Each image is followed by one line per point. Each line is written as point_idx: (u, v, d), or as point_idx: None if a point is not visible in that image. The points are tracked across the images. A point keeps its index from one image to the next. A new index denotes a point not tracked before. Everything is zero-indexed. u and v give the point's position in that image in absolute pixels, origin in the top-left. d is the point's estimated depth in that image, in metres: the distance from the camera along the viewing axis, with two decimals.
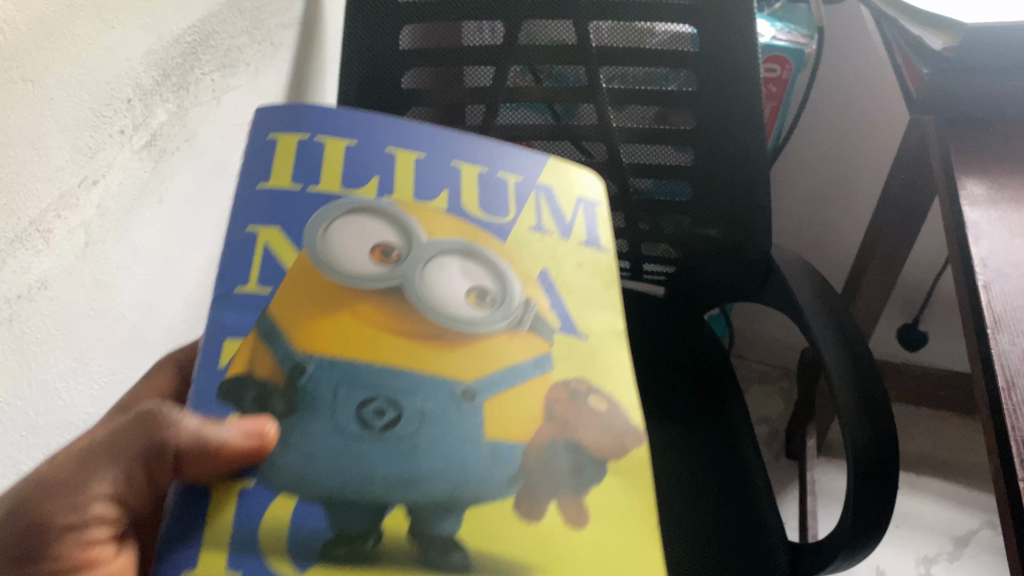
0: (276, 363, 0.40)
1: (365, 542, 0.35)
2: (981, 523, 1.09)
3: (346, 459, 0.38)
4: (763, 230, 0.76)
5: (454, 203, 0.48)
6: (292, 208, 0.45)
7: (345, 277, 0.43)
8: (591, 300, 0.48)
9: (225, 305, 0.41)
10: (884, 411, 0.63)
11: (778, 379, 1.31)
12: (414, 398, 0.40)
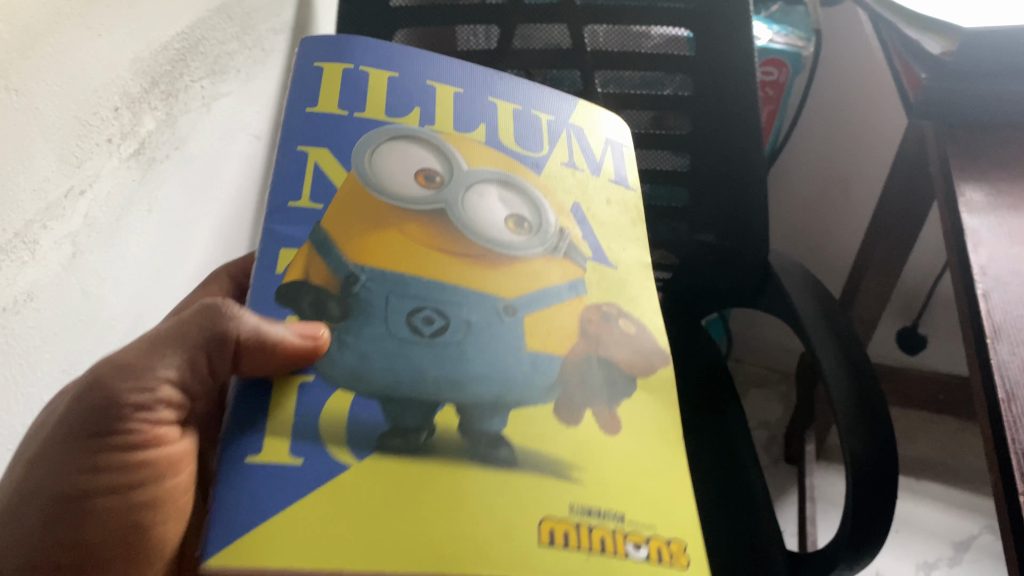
0: (330, 273, 0.42)
1: (420, 433, 0.38)
2: (981, 527, 1.08)
3: (398, 361, 0.40)
4: (760, 235, 0.75)
5: (492, 135, 0.50)
6: (338, 131, 0.46)
7: (393, 197, 0.45)
8: (621, 233, 0.51)
9: (279, 216, 0.43)
10: (883, 419, 0.62)
11: (778, 383, 1.31)
12: (460, 310, 0.42)
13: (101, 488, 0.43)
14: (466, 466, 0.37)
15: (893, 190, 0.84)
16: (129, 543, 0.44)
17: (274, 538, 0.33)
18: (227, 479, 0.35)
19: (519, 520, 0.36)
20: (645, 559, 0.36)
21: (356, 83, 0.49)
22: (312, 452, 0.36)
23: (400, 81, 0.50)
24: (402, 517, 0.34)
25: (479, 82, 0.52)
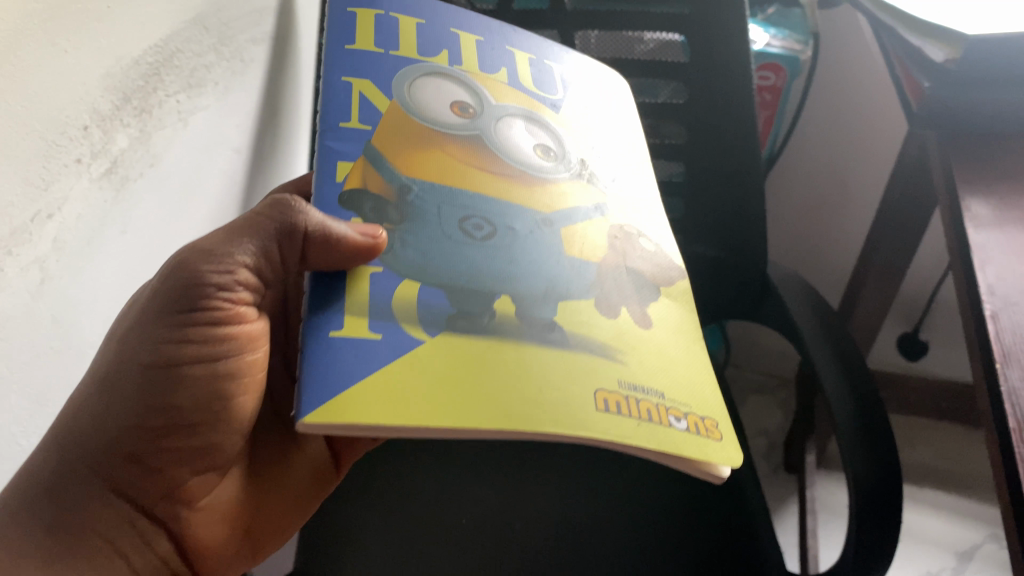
0: (386, 183, 0.46)
1: (483, 318, 0.42)
2: (985, 536, 1.06)
3: (456, 258, 0.44)
4: (757, 246, 0.72)
5: (513, 79, 0.55)
6: (377, 66, 0.51)
7: (435, 121, 0.49)
8: (630, 168, 0.57)
9: (331, 135, 0.47)
10: (886, 439, 0.59)
11: (777, 390, 1.29)
12: (505, 220, 0.47)
13: (187, 360, 0.45)
14: (523, 349, 0.41)
15: (894, 198, 0.82)
16: (212, 412, 0.47)
17: (367, 399, 0.36)
18: (315, 348, 0.37)
19: (578, 390, 0.40)
20: (685, 428, 0.41)
21: (388, 33, 0.54)
22: (389, 331, 0.39)
23: (429, 32, 0.55)
24: (473, 387, 0.38)
25: (501, 38, 0.58)
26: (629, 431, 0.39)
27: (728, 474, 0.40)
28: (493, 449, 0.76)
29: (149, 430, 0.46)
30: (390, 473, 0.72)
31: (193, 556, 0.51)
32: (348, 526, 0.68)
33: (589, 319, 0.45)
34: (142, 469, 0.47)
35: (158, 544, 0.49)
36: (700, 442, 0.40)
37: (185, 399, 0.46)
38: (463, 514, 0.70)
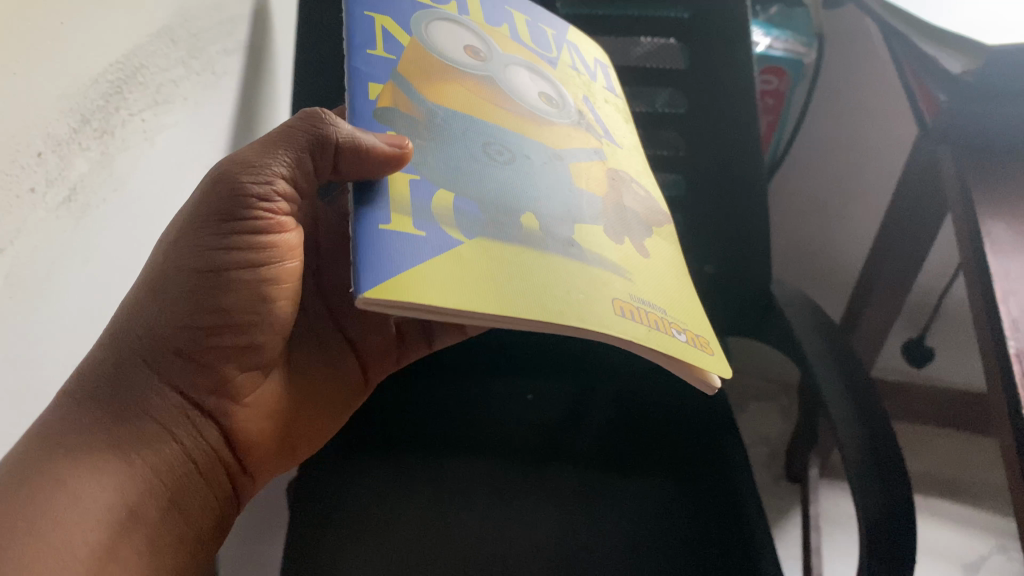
0: (414, 107, 0.44)
1: (511, 227, 0.41)
2: (992, 547, 1.03)
3: (482, 177, 0.43)
4: (760, 262, 0.69)
5: (514, 33, 0.54)
6: (394, 6, 0.50)
7: (451, 61, 0.48)
8: (618, 124, 0.56)
9: (359, 58, 0.45)
10: (897, 470, 0.55)
11: (778, 396, 1.26)
12: (523, 150, 0.46)
13: (234, 264, 0.45)
14: (551, 258, 0.40)
15: (902, 207, 0.79)
16: (260, 311, 0.47)
17: (422, 279, 0.35)
18: (368, 234, 0.36)
19: (596, 293, 0.40)
20: (685, 340, 0.42)
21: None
22: (432, 226, 0.38)
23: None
24: (509, 281, 0.37)
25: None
26: (644, 334, 0.39)
27: (721, 384, 0.42)
28: (486, 474, 0.71)
29: (201, 329, 0.46)
30: (374, 502, 0.67)
31: (241, 452, 0.52)
32: (334, 555, 0.63)
33: (602, 242, 0.44)
34: (195, 365, 0.47)
35: (212, 439, 0.49)
36: (699, 353, 0.41)
37: (237, 299, 0.46)
38: (453, 545, 0.65)
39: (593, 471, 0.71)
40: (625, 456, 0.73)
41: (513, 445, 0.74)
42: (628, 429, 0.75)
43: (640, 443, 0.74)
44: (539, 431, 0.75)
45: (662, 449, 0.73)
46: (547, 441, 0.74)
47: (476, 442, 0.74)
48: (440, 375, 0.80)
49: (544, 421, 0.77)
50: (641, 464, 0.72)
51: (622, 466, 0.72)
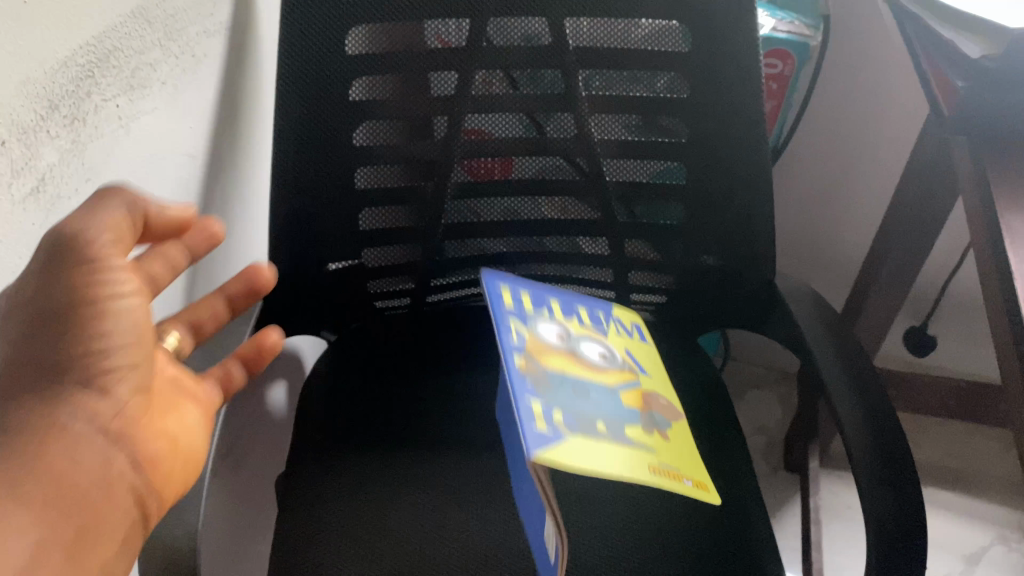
0: (557, 379, 0.48)
1: (613, 437, 0.46)
2: (993, 539, 1.03)
3: (590, 408, 0.47)
4: (764, 252, 0.65)
5: (584, 328, 0.56)
6: (524, 329, 0.51)
7: (560, 355, 0.51)
8: (656, 362, 0.59)
9: (512, 373, 0.46)
10: (907, 472, 0.53)
11: (775, 384, 1.24)
12: (622, 410, 0.50)
13: (66, 298, 0.41)
14: (634, 444, 0.47)
15: (909, 195, 0.77)
16: (117, 343, 0.43)
17: (566, 453, 0.41)
18: (531, 440, 0.41)
19: (662, 442, 0.49)
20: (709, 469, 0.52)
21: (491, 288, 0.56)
22: (558, 424, 0.43)
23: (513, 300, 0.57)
24: (616, 452, 0.44)
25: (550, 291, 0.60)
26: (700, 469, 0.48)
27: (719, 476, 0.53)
28: (478, 470, 0.67)
29: (58, 372, 0.42)
30: (363, 502, 0.65)
31: (153, 488, 0.47)
32: (322, 561, 0.60)
33: (641, 432, 0.48)
34: (53, 415, 0.42)
35: (99, 470, 0.43)
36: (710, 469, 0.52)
37: (114, 326, 0.43)
38: (445, 547, 0.62)
39: None
40: None
41: (507, 439, 0.70)
42: None
43: None
44: None
45: None
46: None
47: (469, 437, 0.70)
48: (430, 362, 0.75)
49: None
50: None
51: None
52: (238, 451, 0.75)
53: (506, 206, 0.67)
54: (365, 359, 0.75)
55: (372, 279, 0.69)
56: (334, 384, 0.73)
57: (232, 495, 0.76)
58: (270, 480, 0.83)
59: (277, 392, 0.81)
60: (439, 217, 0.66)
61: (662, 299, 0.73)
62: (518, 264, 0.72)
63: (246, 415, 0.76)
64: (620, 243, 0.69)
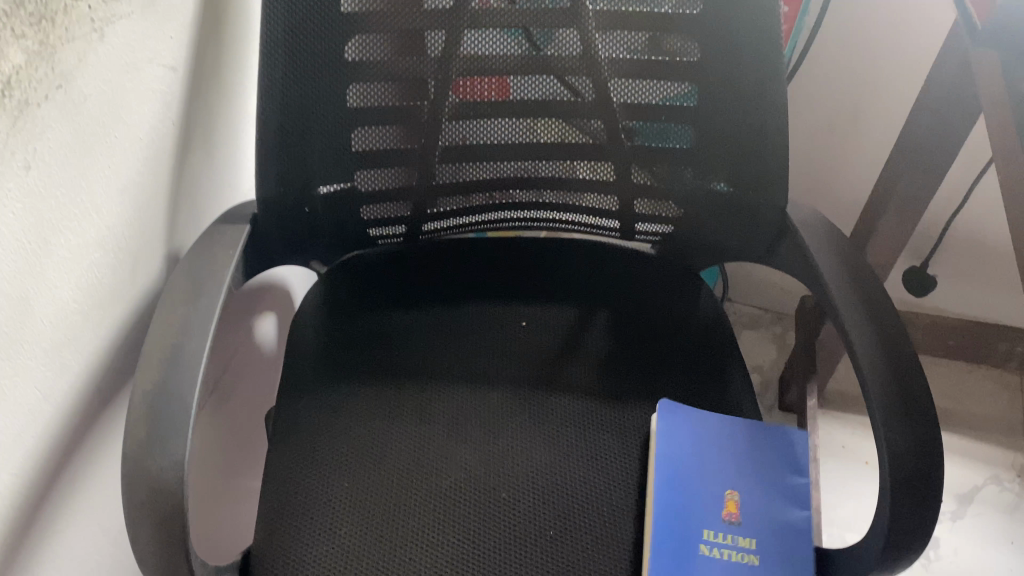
0: (730, 540, 0.62)
1: (714, 541, 0.62)
2: (986, 479, 1.05)
3: (712, 541, 0.62)
4: (776, 181, 0.62)
5: (747, 485, 0.65)
6: (766, 523, 0.63)
7: (735, 539, 0.62)
8: (689, 458, 0.64)
9: (762, 552, 0.61)
10: (924, 404, 0.52)
11: (771, 324, 1.23)
12: (709, 531, 0.62)
13: None
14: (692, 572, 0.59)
15: (926, 123, 0.74)
16: None
17: None
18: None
19: (697, 518, 0.62)
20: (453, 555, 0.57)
21: (799, 447, 0.67)
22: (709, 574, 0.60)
23: (787, 448, 0.67)
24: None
25: (741, 439, 0.65)
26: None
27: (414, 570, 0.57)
28: (477, 405, 0.65)
29: None
30: (359, 434, 0.63)
31: None
32: (316, 492, 0.60)
33: (696, 492, 0.63)
34: None
35: None
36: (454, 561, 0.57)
37: None
38: (441, 481, 0.61)
39: (593, 401, 0.66)
40: (628, 388, 0.67)
41: (506, 374, 0.67)
42: (629, 358, 0.69)
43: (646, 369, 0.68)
44: (536, 358, 0.69)
45: (670, 378, 0.68)
46: (544, 370, 0.68)
47: (470, 368, 0.68)
48: (424, 295, 0.72)
49: (540, 347, 0.69)
50: (645, 397, 0.66)
51: (624, 397, 0.66)
52: (227, 385, 0.73)
53: (506, 128, 0.63)
54: (358, 291, 0.72)
55: (366, 206, 0.65)
56: (325, 317, 0.70)
57: (223, 429, 0.74)
58: (260, 416, 0.81)
59: (268, 325, 0.78)
60: (436, 139, 0.62)
61: (666, 229, 0.70)
62: (517, 192, 0.68)
63: (235, 348, 0.73)
64: (624, 167, 0.65)
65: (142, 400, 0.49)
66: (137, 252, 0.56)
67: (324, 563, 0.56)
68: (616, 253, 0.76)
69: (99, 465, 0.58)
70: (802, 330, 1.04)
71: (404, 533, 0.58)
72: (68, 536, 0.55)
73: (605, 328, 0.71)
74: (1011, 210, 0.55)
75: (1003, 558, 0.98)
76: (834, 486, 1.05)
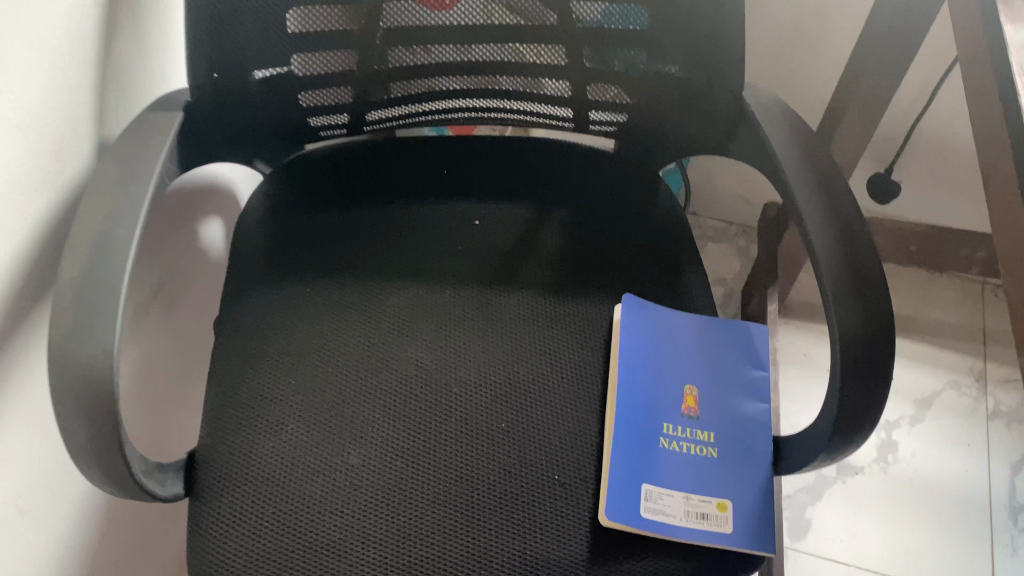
0: (690, 432, 0.61)
1: (672, 432, 0.61)
2: (945, 384, 1.10)
3: (671, 434, 0.61)
4: (733, 65, 0.60)
5: (708, 379, 0.64)
6: (727, 415, 0.62)
7: (695, 430, 0.61)
8: (649, 352, 0.63)
9: (723, 443, 0.60)
10: (877, 285, 0.51)
11: (735, 237, 1.22)
12: (669, 424, 0.61)
13: None
14: (648, 465, 0.59)
15: (887, 10, 0.72)
16: None
17: (656, 488, 0.58)
18: (657, 490, 0.58)
19: (654, 410, 0.61)
20: (410, 438, 0.57)
21: (760, 344, 0.66)
22: (666, 467, 0.59)
23: (748, 344, 0.66)
24: (639, 472, 0.58)
25: (699, 332, 0.65)
26: (499, 463, 0.57)
27: (372, 448, 0.57)
28: (427, 302, 0.64)
29: None
30: (306, 333, 0.62)
31: None
32: (263, 391, 0.59)
33: (655, 385, 0.62)
34: None
35: None
36: (413, 446, 0.57)
37: None
38: (391, 377, 0.60)
39: (546, 297, 0.65)
40: (581, 284, 0.66)
41: (457, 271, 0.66)
42: (585, 255, 0.67)
43: (607, 263, 0.67)
44: (488, 255, 0.67)
45: (627, 274, 0.66)
46: (496, 267, 0.66)
47: (422, 265, 0.66)
48: (371, 191, 0.70)
49: (494, 244, 0.67)
50: (598, 293, 0.65)
51: (578, 292, 0.65)
52: (173, 290, 0.71)
53: (455, 10, 0.59)
54: (305, 190, 0.69)
55: (304, 91, 0.62)
56: (270, 215, 0.68)
57: (170, 334, 0.72)
58: (207, 323, 0.79)
59: (213, 229, 0.76)
60: (378, 19, 0.58)
61: (621, 117, 0.68)
62: (466, 78, 0.65)
63: (179, 251, 0.70)
64: (577, 52, 0.62)
65: (66, 287, 0.47)
66: (61, 140, 0.54)
67: (271, 460, 0.56)
68: (572, 149, 0.74)
69: (31, 363, 0.56)
70: (764, 238, 1.03)
71: (353, 429, 0.57)
72: (6, 436, 0.54)
73: (561, 225, 0.69)
74: (967, 85, 0.54)
75: (958, 458, 1.04)
76: (795, 392, 1.07)
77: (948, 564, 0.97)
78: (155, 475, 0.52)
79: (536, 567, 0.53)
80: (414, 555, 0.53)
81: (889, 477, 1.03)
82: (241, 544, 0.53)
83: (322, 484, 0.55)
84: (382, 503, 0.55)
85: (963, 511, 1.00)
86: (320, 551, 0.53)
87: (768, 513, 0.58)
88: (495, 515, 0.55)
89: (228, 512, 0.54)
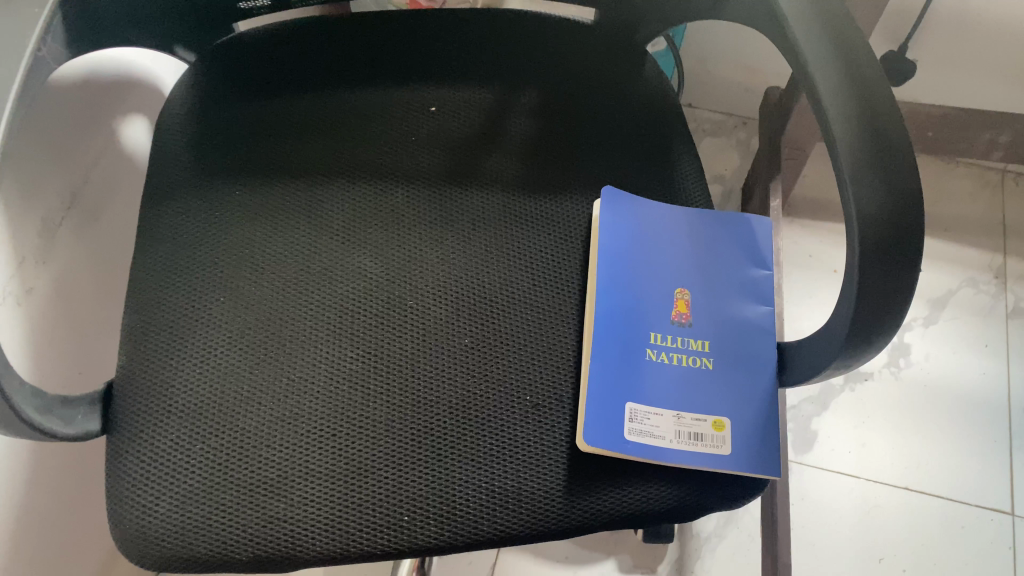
0: (681, 341, 0.53)
1: (660, 342, 0.53)
2: (961, 282, 1.02)
3: (659, 343, 0.53)
4: None
5: (702, 280, 0.55)
6: (724, 321, 0.54)
7: (688, 339, 0.53)
8: (630, 252, 0.55)
9: (720, 353, 0.53)
10: (902, 157, 0.42)
11: (734, 130, 1.13)
12: (657, 333, 0.53)
13: None
14: (633, 382, 0.51)
15: None
16: None
17: (642, 406, 0.51)
18: (644, 410, 0.50)
19: (640, 318, 0.54)
20: (358, 359, 0.49)
21: (762, 239, 0.58)
22: (654, 382, 0.52)
23: (749, 239, 0.58)
24: (623, 391, 0.51)
25: (690, 228, 0.56)
26: (462, 385, 0.49)
27: (314, 373, 0.49)
28: (377, 204, 0.55)
29: None
30: (237, 245, 0.53)
31: None
32: (188, 312, 0.51)
33: (640, 288, 0.54)
34: None
35: None
36: (362, 369, 0.49)
37: None
38: (335, 291, 0.52)
39: (515, 193, 0.56)
40: (555, 175, 0.57)
41: (411, 166, 0.57)
42: (559, 145, 0.58)
43: (585, 152, 0.58)
44: (447, 147, 0.58)
45: (608, 164, 0.58)
46: (458, 159, 0.57)
47: (372, 161, 0.57)
48: (311, 76, 0.60)
49: (454, 135, 0.58)
50: (575, 186, 0.57)
51: (550, 187, 0.57)
52: (91, 199, 0.63)
53: None
54: (234, 78, 0.60)
55: None
56: (197, 108, 0.59)
57: (91, 252, 0.64)
58: (132, 233, 0.72)
59: (135, 129, 0.68)
60: None
61: None
62: None
63: (95, 155, 0.63)
64: None
65: None
66: None
67: (197, 390, 0.48)
68: (541, 21, 0.64)
69: None
70: (766, 128, 0.94)
71: (292, 350, 0.50)
72: None
73: (531, 109, 0.60)
74: None
75: (975, 360, 0.97)
76: (798, 294, 1.00)
77: (960, 472, 0.91)
78: (57, 411, 0.45)
79: (505, 500, 0.47)
80: (365, 492, 0.46)
81: (901, 383, 0.96)
82: (165, 486, 0.46)
83: (258, 416, 0.48)
84: (326, 434, 0.47)
85: (979, 416, 0.94)
86: (257, 490, 0.46)
87: (769, 432, 0.51)
88: (457, 444, 0.47)
89: (149, 449, 0.47)
